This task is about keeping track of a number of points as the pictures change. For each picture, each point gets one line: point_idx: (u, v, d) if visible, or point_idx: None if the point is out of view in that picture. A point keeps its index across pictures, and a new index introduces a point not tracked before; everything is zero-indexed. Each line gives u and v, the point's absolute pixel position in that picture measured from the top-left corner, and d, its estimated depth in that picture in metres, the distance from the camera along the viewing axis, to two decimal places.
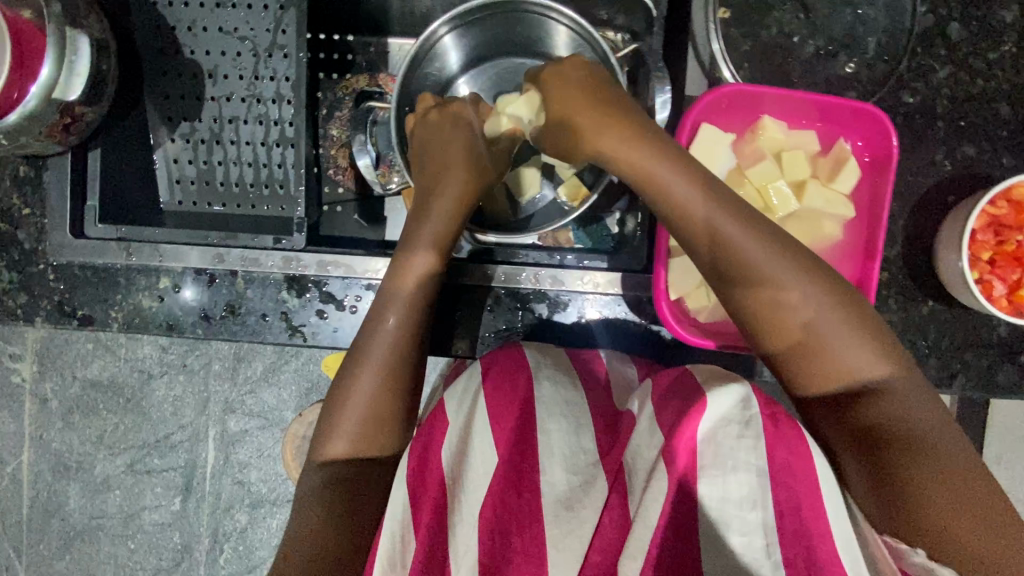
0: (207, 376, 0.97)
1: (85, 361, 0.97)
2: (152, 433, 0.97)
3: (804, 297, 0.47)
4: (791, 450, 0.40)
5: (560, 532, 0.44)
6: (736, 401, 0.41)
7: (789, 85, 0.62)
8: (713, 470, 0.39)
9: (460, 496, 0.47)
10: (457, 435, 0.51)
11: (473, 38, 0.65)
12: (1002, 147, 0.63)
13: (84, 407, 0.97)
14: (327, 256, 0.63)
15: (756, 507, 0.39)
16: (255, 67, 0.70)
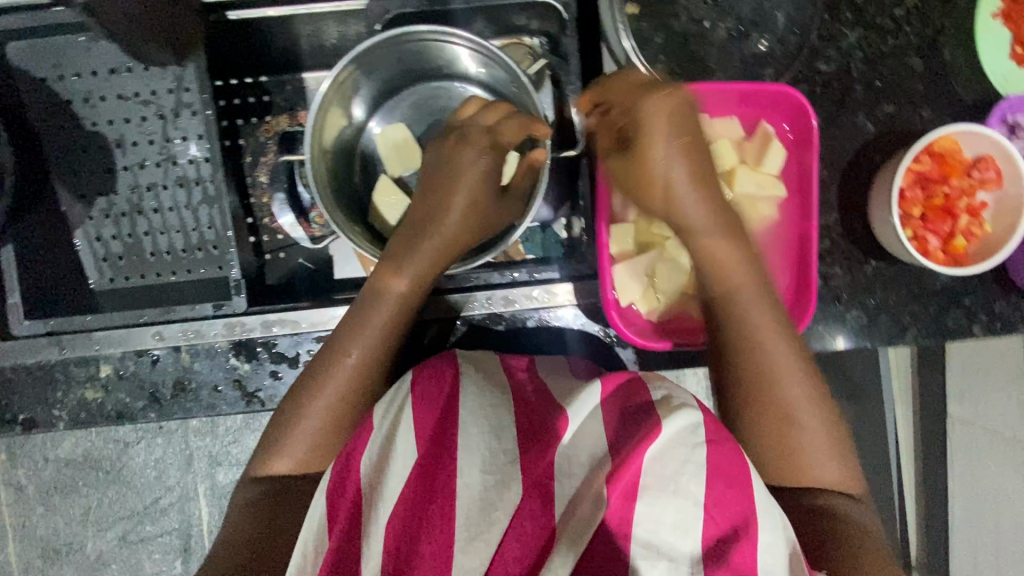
0: (186, 435, 0.99)
1: (53, 442, 0.99)
2: (138, 501, 0.99)
3: (774, 348, 0.52)
4: (727, 476, 0.45)
5: (466, 535, 0.43)
6: (688, 419, 0.47)
7: (707, 71, 0.62)
8: (650, 493, 0.44)
9: (375, 504, 0.46)
10: (381, 445, 0.49)
11: (379, 73, 0.60)
12: (920, 101, 0.64)
13: (62, 486, 1.00)
14: (271, 315, 0.61)
15: (685, 533, 0.43)
16: (164, 129, 0.66)
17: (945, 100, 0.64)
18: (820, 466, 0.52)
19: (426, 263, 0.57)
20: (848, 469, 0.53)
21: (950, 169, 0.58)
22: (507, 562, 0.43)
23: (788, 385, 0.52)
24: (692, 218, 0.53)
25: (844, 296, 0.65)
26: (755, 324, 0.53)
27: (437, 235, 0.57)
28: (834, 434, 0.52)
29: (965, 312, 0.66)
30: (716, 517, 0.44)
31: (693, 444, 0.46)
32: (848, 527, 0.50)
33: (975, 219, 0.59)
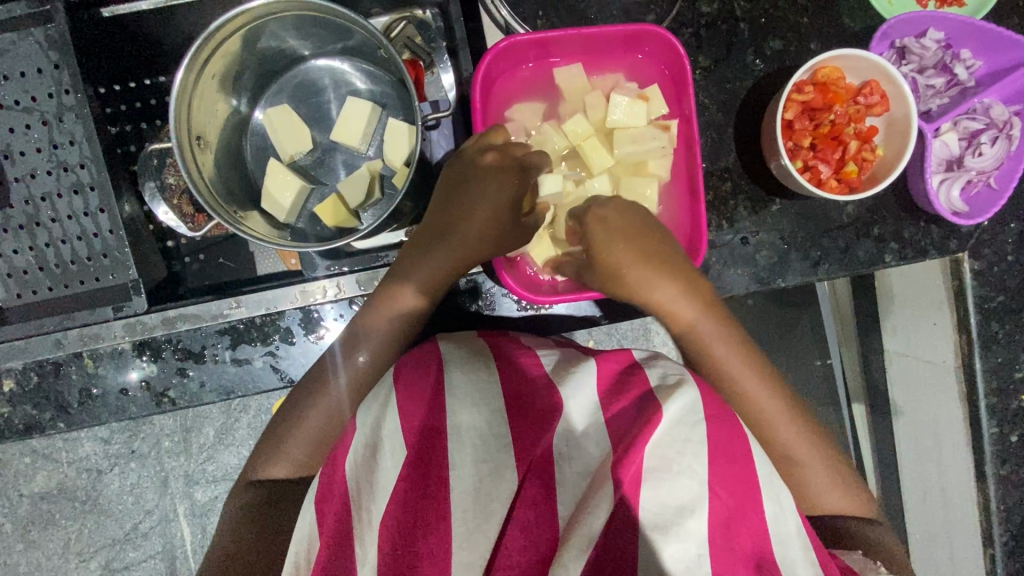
0: (161, 455, 0.99)
1: (26, 477, 0.98)
2: (119, 528, 0.99)
3: (777, 425, 0.54)
4: (728, 453, 0.45)
5: (465, 530, 0.44)
6: (686, 400, 0.47)
7: (588, 23, 0.62)
8: (654, 476, 0.43)
9: (368, 506, 0.45)
10: (365, 447, 0.48)
11: (245, 64, 0.59)
12: (808, 34, 0.64)
13: (40, 522, 0.99)
14: (171, 311, 0.61)
15: (691, 512, 0.42)
16: (50, 135, 0.65)
17: (832, 31, 0.64)
18: (830, 494, 0.54)
19: (435, 276, 0.56)
20: (857, 495, 0.55)
21: (834, 96, 0.58)
22: (512, 552, 0.43)
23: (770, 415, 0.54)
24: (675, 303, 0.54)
25: (750, 237, 0.65)
26: (765, 396, 0.54)
27: (455, 252, 0.55)
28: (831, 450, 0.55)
29: (876, 243, 0.66)
30: (723, 493, 0.44)
31: (694, 420, 0.46)
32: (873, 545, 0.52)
33: (865, 144, 0.59)
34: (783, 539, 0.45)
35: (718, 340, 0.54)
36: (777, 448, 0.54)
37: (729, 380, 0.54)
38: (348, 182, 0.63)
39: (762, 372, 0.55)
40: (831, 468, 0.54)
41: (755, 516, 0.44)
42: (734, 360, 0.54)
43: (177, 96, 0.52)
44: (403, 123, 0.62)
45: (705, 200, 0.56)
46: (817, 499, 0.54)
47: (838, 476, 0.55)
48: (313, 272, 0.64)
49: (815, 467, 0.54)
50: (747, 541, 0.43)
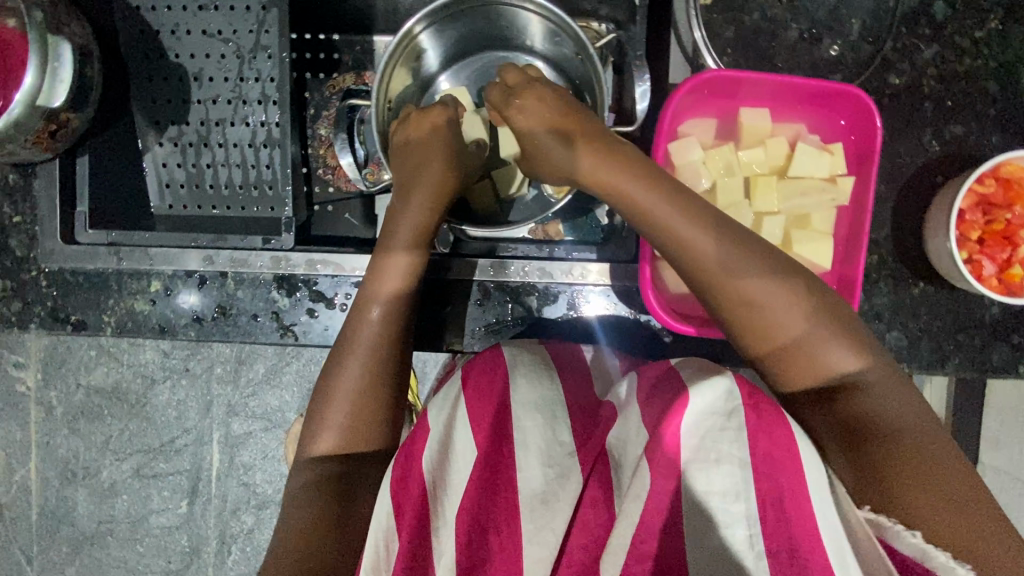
0: (209, 380, 1.03)
1: (87, 368, 1.05)
2: (156, 437, 1.04)
3: (823, 361, 0.46)
4: (773, 436, 0.39)
5: (533, 527, 0.45)
6: (721, 390, 0.40)
7: (774, 70, 0.62)
8: (695, 469, 0.38)
9: (441, 499, 0.47)
10: (439, 442, 0.50)
11: (450, 37, 0.63)
12: (992, 126, 0.63)
13: (88, 413, 1.05)
14: (316, 255, 0.63)
15: (743, 500, 0.37)
16: (240, 68, 0.69)
17: (1018, 128, 0.63)
18: (911, 462, 0.41)
19: (418, 231, 0.58)
20: (943, 454, 0.42)
21: (1016, 195, 0.56)
22: (575, 550, 0.42)
23: (820, 362, 0.46)
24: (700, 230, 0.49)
25: (884, 314, 0.63)
26: (814, 331, 0.46)
27: (414, 214, 0.58)
28: (904, 418, 0.44)
29: (1013, 350, 0.64)
30: (763, 477, 0.38)
31: (729, 410, 0.40)
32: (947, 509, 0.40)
33: None
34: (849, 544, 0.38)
35: (780, 307, 0.47)
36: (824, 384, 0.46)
37: (762, 322, 0.47)
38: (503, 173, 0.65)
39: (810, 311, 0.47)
40: (896, 410, 0.44)
41: (810, 506, 0.37)
42: (779, 304, 0.47)
43: (388, 54, 0.56)
44: None
45: (862, 275, 0.54)
46: (901, 486, 0.40)
47: (905, 422, 0.44)
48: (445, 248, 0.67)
49: (870, 408, 0.44)
50: (807, 529, 0.37)
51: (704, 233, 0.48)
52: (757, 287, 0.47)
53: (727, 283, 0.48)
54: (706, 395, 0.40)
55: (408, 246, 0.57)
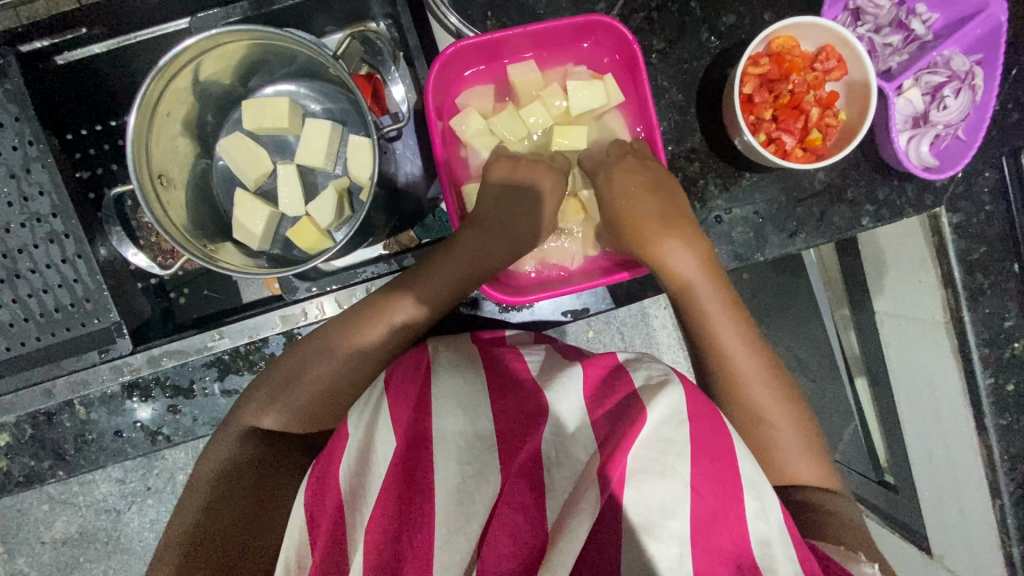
0: (176, 489, 0.99)
1: (47, 523, 0.98)
2: (142, 565, 0.99)
3: (740, 362, 0.54)
4: (711, 451, 0.46)
5: (447, 531, 0.44)
6: (674, 397, 0.48)
7: (538, 19, 0.62)
8: (638, 476, 0.45)
9: (360, 512, 0.46)
10: (359, 457, 0.48)
11: (200, 92, 0.59)
12: (760, 5, 0.64)
13: (65, 565, 0.99)
14: (155, 349, 0.61)
15: (674, 512, 0.44)
16: (19, 187, 0.65)
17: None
18: (805, 461, 0.54)
19: (443, 295, 0.56)
20: (825, 466, 0.55)
21: (790, 66, 0.57)
22: (501, 559, 0.43)
23: (737, 359, 0.54)
24: (675, 266, 0.55)
25: (724, 214, 0.65)
26: (740, 343, 0.54)
27: (461, 269, 0.56)
28: (794, 411, 0.55)
29: (851, 206, 0.66)
30: (705, 493, 0.44)
31: (677, 422, 0.47)
32: (836, 519, 0.51)
33: (826, 109, 0.59)
34: (764, 531, 0.45)
35: (713, 309, 0.55)
36: (730, 377, 0.54)
37: (709, 330, 0.55)
38: (315, 203, 0.63)
39: (756, 346, 0.55)
40: (792, 419, 0.54)
41: (739, 517, 0.44)
42: (720, 319, 0.54)
43: (129, 134, 0.52)
44: (362, 139, 0.62)
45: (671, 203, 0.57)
46: (791, 469, 0.53)
47: (798, 428, 0.54)
48: (292, 295, 0.63)
49: (771, 414, 0.54)
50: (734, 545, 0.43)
51: (688, 262, 0.55)
52: (709, 307, 0.55)
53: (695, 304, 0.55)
54: (663, 407, 0.47)
55: (421, 300, 0.56)
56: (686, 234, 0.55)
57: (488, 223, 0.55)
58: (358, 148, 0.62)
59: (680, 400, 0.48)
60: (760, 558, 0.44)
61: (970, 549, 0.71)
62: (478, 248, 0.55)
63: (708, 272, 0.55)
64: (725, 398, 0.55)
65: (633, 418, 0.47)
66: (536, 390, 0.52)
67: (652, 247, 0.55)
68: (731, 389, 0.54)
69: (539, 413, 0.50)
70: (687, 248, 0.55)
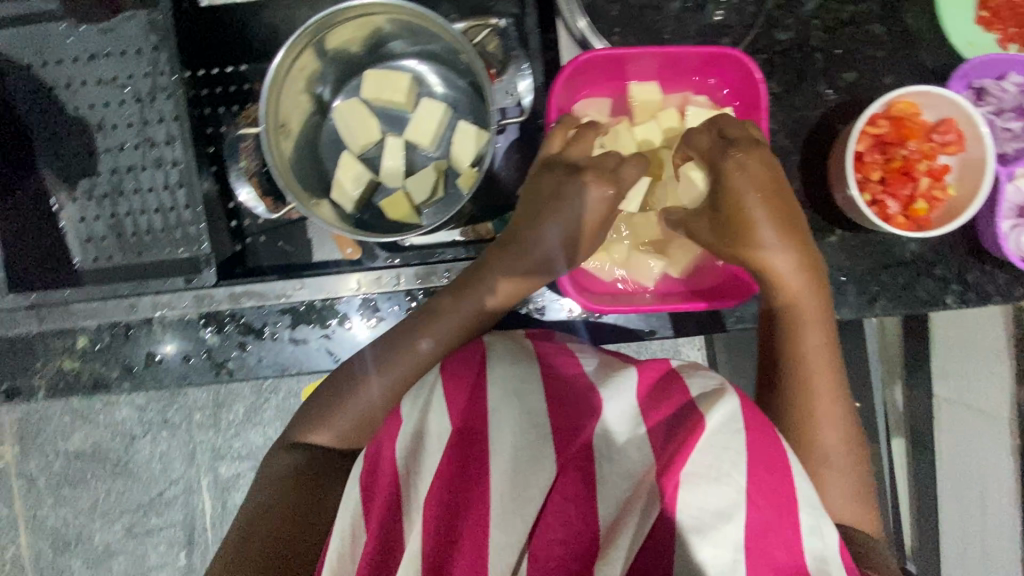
0: (190, 428, 1.01)
1: (64, 434, 1.02)
2: (146, 492, 1.01)
3: (816, 363, 0.54)
4: (767, 463, 0.45)
5: (501, 511, 0.44)
6: (728, 410, 0.46)
7: (663, 42, 0.63)
8: (694, 483, 0.44)
9: (414, 488, 0.47)
10: (413, 432, 0.49)
11: (334, 54, 0.62)
12: (883, 68, 0.64)
13: (72, 479, 1.02)
14: (238, 288, 0.63)
15: (729, 518, 0.43)
16: (141, 112, 0.69)
17: (908, 67, 0.64)
18: (848, 485, 0.53)
19: (487, 303, 0.57)
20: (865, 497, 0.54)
21: (908, 131, 0.58)
22: (552, 544, 0.43)
23: (817, 365, 0.53)
24: (779, 265, 0.53)
25: None
26: (821, 344, 0.54)
27: (508, 281, 0.57)
28: (849, 430, 0.54)
29: (938, 282, 0.65)
30: (761, 503, 0.44)
31: (733, 431, 0.45)
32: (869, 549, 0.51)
33: (936, 181, 0.59)
34: (823, 545, 0.44)
35: (806, 305, 0.54)
36: (804, 379, 0.53)
37: (794, 329, 0.54)
38: (415, 179, 0.65)
39: (831, 349, 0.54)
40: (846, 437, 0.54)
41: (795, 531, 0.43)
42: (812, 315, 0.54)
43: (267, 80, 0.55)
44: (472, 127, 0.64)
45: None
46: (834, 490, 0.53)
47: (849, 448, 0.54)
48: (371, 261, 0.68)
49: (832, 425, 0.53)
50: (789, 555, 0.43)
51: (788, 257, 0.53)
52: (805, 300, 0.54)
53: (790, 296, 0.54)
54: (720, 417, 0.46)
55: (466, 309, 0.57)
56: (792, 233, 0.53)
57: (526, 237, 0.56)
58: (467, 135, 0.64)
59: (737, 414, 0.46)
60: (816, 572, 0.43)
61: None
62: (525, 261, 0.56)
63: (808, 267, 0.53)
64: (793, 399, 0.53)
65: (689, 428, 0.46)
66: (590, 390, 0.50)
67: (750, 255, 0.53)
68: (800, 390, 0.53)
69: (595, 413, 0.48)
70: (795, 253, 0.53)
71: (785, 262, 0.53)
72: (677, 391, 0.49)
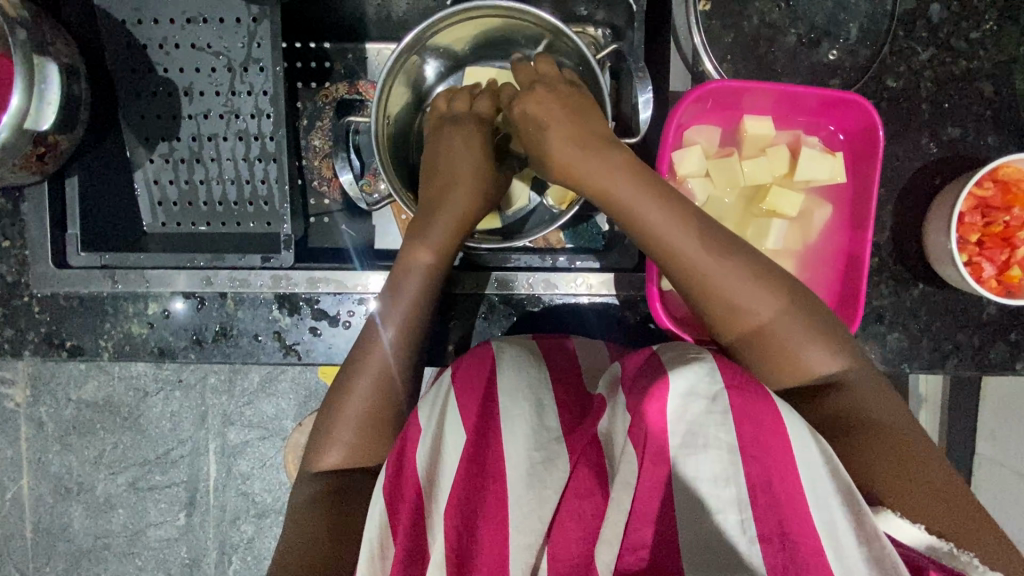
0: (204, 390, 1.00)
1: (75, 383, 1.00)
2: (152, 450, 1.00)
3: (780, 333, 0.49)
4: (754, 417, 0.38)
5: (521, 513, 0.44)
6: (698, 371, 0.39)
7: (775, 76, 0.62)
8: (685, 453, 0.37)
9: (436, 496, 0.47)
10: (432, 441, 0.50)
11: (447, 47, 0.62)
12: (987, 127, 0.63)
13: (80, 427, 1.00)
14: (316, 272, 0.62)
15: (728, 483, 0.37)
16: (231, 82, 0.68)
17: (1013, 130, 0.63)
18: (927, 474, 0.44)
19: (449, 234, 0.58)
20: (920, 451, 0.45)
21: (1014, 197, 0.57)
22: (569, 543, 0.42)
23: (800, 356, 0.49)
24: (674, 243, 0.50)
25: (886, 314, 0.64)
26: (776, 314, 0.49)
27: (451, 212, 0.58)
28: (848, 382, 0.49)
29: (1010, 347, 0.65)
30: (755, 457, 0.37)
31: (711, 392, 0.39)
32: (932, 499, 0.43)
33: None
34: (826, 504, 0.38)
35: (730, 278, 0.49)
36: (778, 355, 0.49)
37: (726, 312, 0.50)
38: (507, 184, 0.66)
39: (799, 313, 0.50)
40: (853, 394, 0.48)
41: (802, 499, 0.37)
42: (746, 294, 0.49)
43: (389, 62, 0.55)
44: None
45: (864, 296, 0.55)
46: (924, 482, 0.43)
47: (864, 408, 0.47)
48: None
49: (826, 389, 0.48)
50: (796, 513, 0.37)
51: (677, 230, 0.50)
52: (721, 279, 0.49)
53: (703, 282, 0.49)
54: (689, 379, 0.39)
55: (431, 247, 0.57)
56: (657, 192, 0.51)
57: (456, 181, 0.59)
58: None
59: (711, 372, 0.39)
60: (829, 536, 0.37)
61: None
62: (476, 192, 0.59)
63: (714, 251, 0.50)
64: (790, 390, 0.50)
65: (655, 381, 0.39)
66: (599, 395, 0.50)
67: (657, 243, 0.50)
68: (788, 365, 0.49)
69: (601, 410, 0.47)
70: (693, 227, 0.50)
71: (684, 234, 0.50)
72: (656, 367, 0.42)
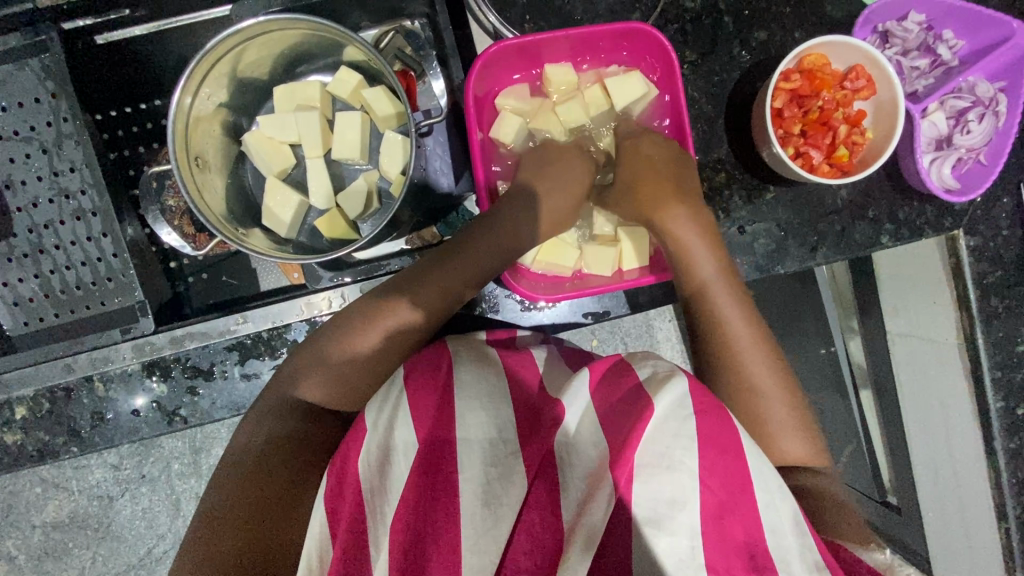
0: (170, 478, 0.92)
1: (38, 507, 0.93)
2: (133, 553, 0.93)
3: (746, 346, 0.56)
4: (720, 444, 0.44)
5: (474, 534, 0.42)
6: (678, 392, 0.46)
7: (575, 25, 0.63)
8: (646, 471, 0.42)
9: (381, 507, 0.44)
10: (377, 449, 0.47)
11: (240, 78, 0.61)
12: (790, 22, 0.65)
13: (54, 551, 0.93)
14: (178, 330, 0.62)
15: (684, 506, 0.42)
16: (50, 163, 0.64)
17: (815, 19, 0.65)
18: (788, 444, 0.54)
19: (447, 289, 0.56)
20: (819, 447, 0.55)
21: (821, 83, 0.59)
22: (518, 558, 0.42)
23: (731, 322, 0.56)
24: (702, 269, 0.57)
25: (747, 226, 0.66)
26: (748, 333, 0.56)
27: (465, 257, 0.57)
28: (789, 384, 0.56)
29: (871, 224, 0.67)
30: (715, 486, 0.43)
31: (682, 416, 0.45)
32: (829, 502, 0.52)
33: (853, 128, 0.60)
34: (778, 529, 0.43)
35: (735, 317, 0.56)
36: (729, 362, 0.56)
37: (720, 327, 0.56)
38: (345, 195, 0.63)
39: (764, 346, 0.56)
40: (787, 394, 0.55)
41: (750, 514, 0.43)
42: (734, 320, 0.56)
43: (170, 115, 0.53)
44: (397, 136, 0.62)
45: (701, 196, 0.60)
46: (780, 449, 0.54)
47: (792, 408, 0.55)
48: (316, 284, 0.63)
49: (769, 389, 0.55)
50: (746, 539, 0.42)
51: (727, 292, 0.57)
52: (736, 322, 0.56)
53: (714, 310, 0.57)
54: (669, 399, 0.45)
55: (419, 298, 0.56)
56: (708, 234, 0.58)
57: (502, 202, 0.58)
58: (391, 144, 0.62)
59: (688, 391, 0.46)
60: (774, 554, 0.42)
61: (970, 567, 0.72)
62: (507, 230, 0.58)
63: (731, 289, 0.57)
64: (731, 386, 0.55)
65: (638, 413, 0.45)
66: (552, 401, 0.49)
67: (684, 239, 0.58)
68: (739, 376, 0.55)
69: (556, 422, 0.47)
70: (709, 249, 0.58)
71: (713, 272, 0.57)
72: (636, 389, 0.48)
